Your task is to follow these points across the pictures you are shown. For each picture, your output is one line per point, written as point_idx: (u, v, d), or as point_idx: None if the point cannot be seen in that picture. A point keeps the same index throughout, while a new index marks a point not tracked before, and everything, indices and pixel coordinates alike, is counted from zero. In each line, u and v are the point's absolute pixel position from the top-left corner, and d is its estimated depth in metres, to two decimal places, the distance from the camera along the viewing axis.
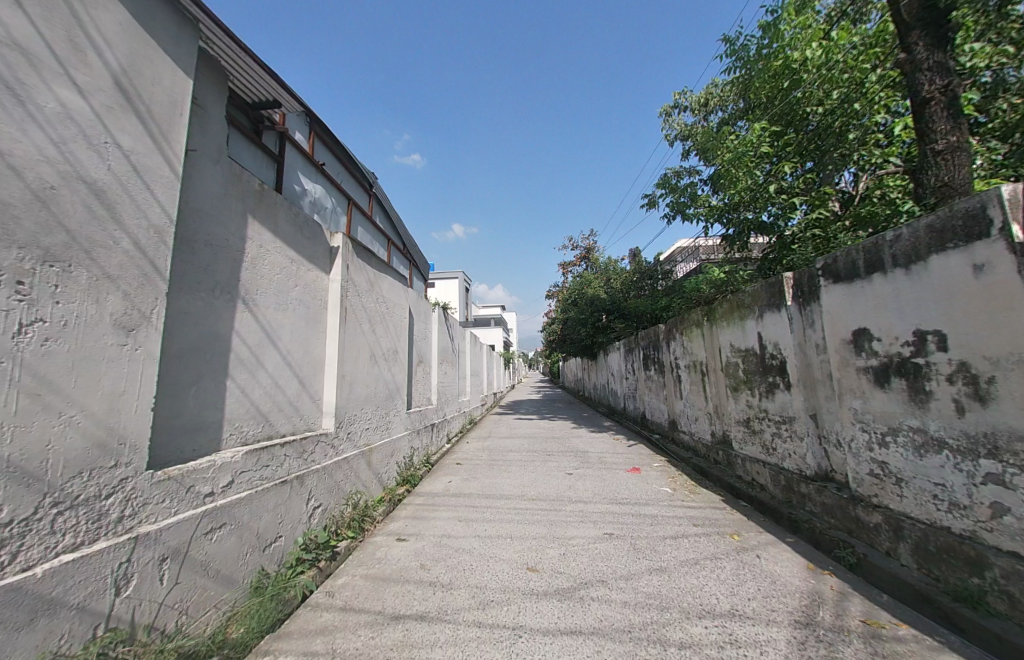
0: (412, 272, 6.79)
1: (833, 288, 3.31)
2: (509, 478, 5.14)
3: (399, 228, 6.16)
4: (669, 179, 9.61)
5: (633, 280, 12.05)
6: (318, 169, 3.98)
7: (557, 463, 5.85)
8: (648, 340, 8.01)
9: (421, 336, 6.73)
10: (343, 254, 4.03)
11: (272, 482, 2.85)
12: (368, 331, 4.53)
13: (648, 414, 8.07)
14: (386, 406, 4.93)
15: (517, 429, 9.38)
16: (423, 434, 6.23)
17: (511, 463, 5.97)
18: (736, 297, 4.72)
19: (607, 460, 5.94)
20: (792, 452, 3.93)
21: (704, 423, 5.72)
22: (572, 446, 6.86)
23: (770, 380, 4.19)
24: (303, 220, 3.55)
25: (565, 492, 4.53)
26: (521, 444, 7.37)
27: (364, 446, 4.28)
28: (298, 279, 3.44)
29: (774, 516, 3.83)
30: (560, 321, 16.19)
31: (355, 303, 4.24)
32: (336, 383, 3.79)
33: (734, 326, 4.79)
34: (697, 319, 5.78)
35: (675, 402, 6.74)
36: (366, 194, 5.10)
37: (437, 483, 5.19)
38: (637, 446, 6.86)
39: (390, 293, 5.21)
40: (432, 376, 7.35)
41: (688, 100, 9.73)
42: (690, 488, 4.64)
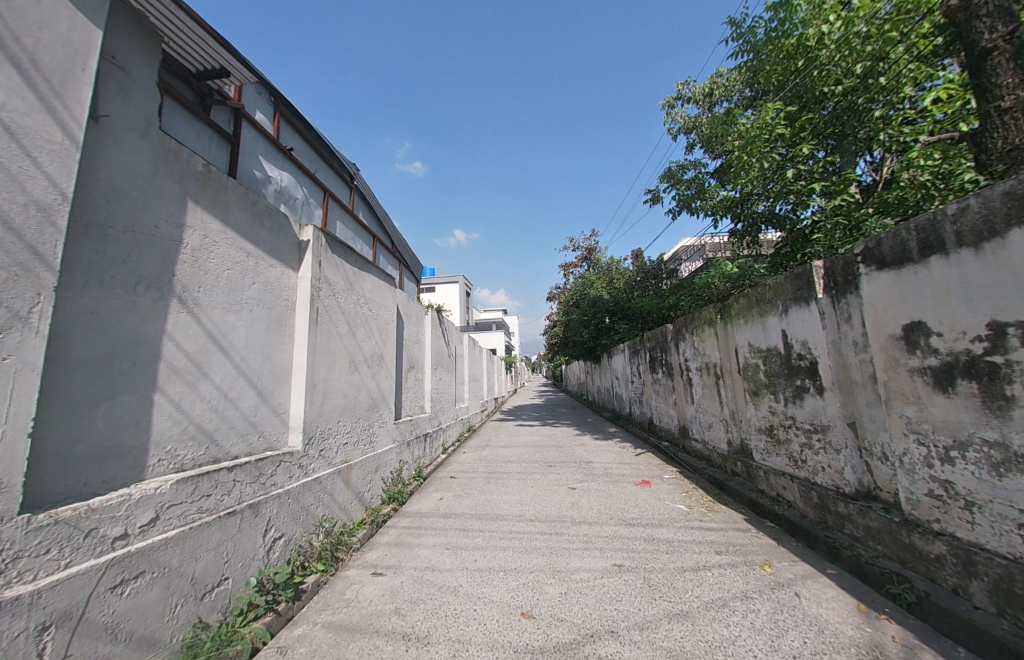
0: (402, 273, 6.38)
1: (877, 276, 2.83)
2: (506, 495, 4.66)
3: (387, 225, 5.76)
4: (673, 172, 9.17)
5: (637, 279, 11.56)
6: (286, 154, 3.56)
7: (559, 476, 5.34)
8: (655, 341, 7.52)
9: (412, 340, 6.28)
10: (316, 249, 3.59)
11: (215, 515, 2.41)
12: (348, 336, 4.07)
13: (656, 420, 7.56)
14: (370, 417, 4.48)
15: (517, 436, 8.89)
16: (414, 445, 5.76)
17: (509, 476, 5.48)
18: (755, 291, 4.24)
19: (614, 472, 5.42)
20: (827, 466, 3.43)
21: (720, 431, 5.21)
22: (575, 456, 6.35)
23: (797, 383, 3.70)
24: (263, 209, 3.11)
25: (568, 512, 4.02)
26: (520, 454, 6.87)
27: (341, 463, 3.82)
28: (256, 275, 3.00)
29: (807, 540, 3.32)
30: (562, 323, 15.69)
31: (331, 305, 3.79)
32: (305, 395, 3.33)
33: (753, 324, 4.31)
34: (710, 318, 5.30)
35: (686, 407, 6.23)
36: (347, 186, 4.70)
37: (426, 501, 4.71)
38: (646, 455, 6.35)
39: (374, 294, 4.76)
40: (426, 382, 6.89)
41: (692, 90, 9.31)
42: (708, 505, 4.12)
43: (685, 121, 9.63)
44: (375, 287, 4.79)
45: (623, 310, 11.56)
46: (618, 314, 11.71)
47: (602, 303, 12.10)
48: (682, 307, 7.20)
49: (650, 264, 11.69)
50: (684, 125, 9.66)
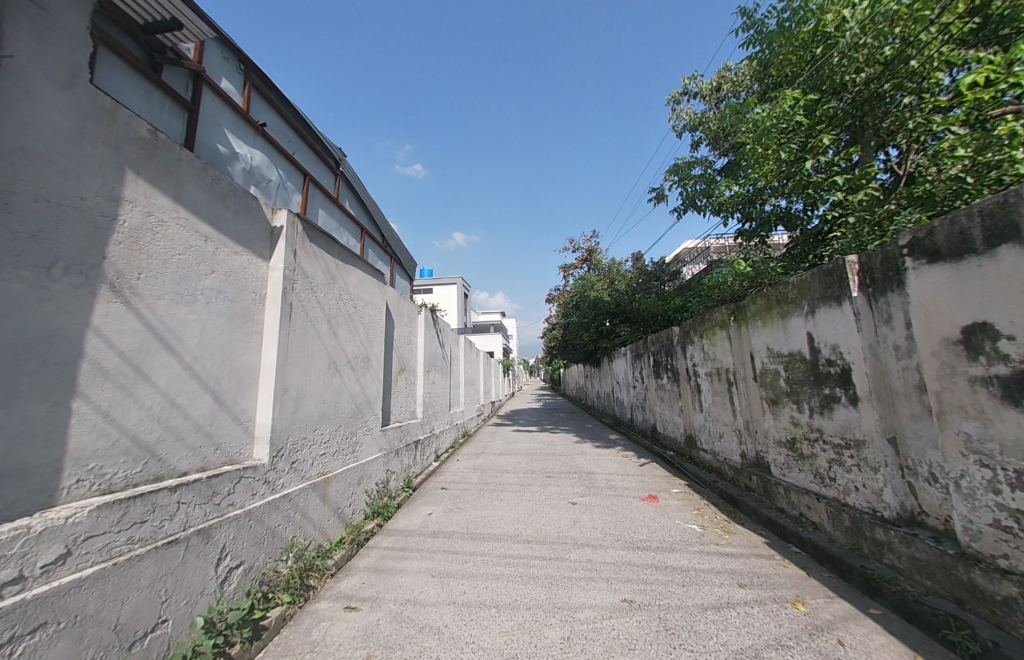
0: (393, 269, 6.01)
1: (929, 270, 2.46)
2: (501, 511, 4.25)
3: (377, 218, 5.40)
4: (679, 170, 8.85)
5: (639, 281, 11.21)
6: (258, 130, 3.19)
7: (559, 489, 4.95)
8: (660, 345, 7.14)
9: (403, 340, 5.89)
10: (291, 237, 3.21)
11: (150, 544, 2.01)
12: (329, 335, 3.69)
13: (660, 428, 7.17)
14: (353, 424, 4.08)
15: (513, 443, 8.49)
16: (403, 453, 5.36)
17: (504, 488, 5.08)
18: (776, 290, 3.88)
19: (617, 485, 5.03)
20: (861, 485, 3.05)
21: (732, 441, 4.83)
22: (576, 466, 5.96)
23: (826, 392, 3.32)
24: (227, 188, 2.72)
25: (569, 532, 3.63)
26: (517, 463, 6.47)
27: (318, 476, 3.43)
28: (215, 262, 2.61)
29: (840, 570, 2.93)
30: (561, 326, 15.31)
31: (309, 300, 3.40)
32: (274, 401, 2.93)
33: (773, 327, 3.93)
34: (722, 320, 4.93)
35: (693, 415, 5.85)
36: (332, 172, 4.34)
37: (413, 517, 4.30)
38: (651, 466, 5.96)
39: (361, 290, 4.37)
40: (418, 386, 6.49)
41: (698, 86, 8.99)
42: (723, 525, 3.74)
43: (690, 118, 9.33)
44: (362, 282, 4.41)
45: (625, 312, 11.19)
46: (619, 316, 11.35)
47: (602, 305, 11.73)
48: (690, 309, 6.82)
49: (653, 265, 11.34)
50: (690, 123, 9.36)
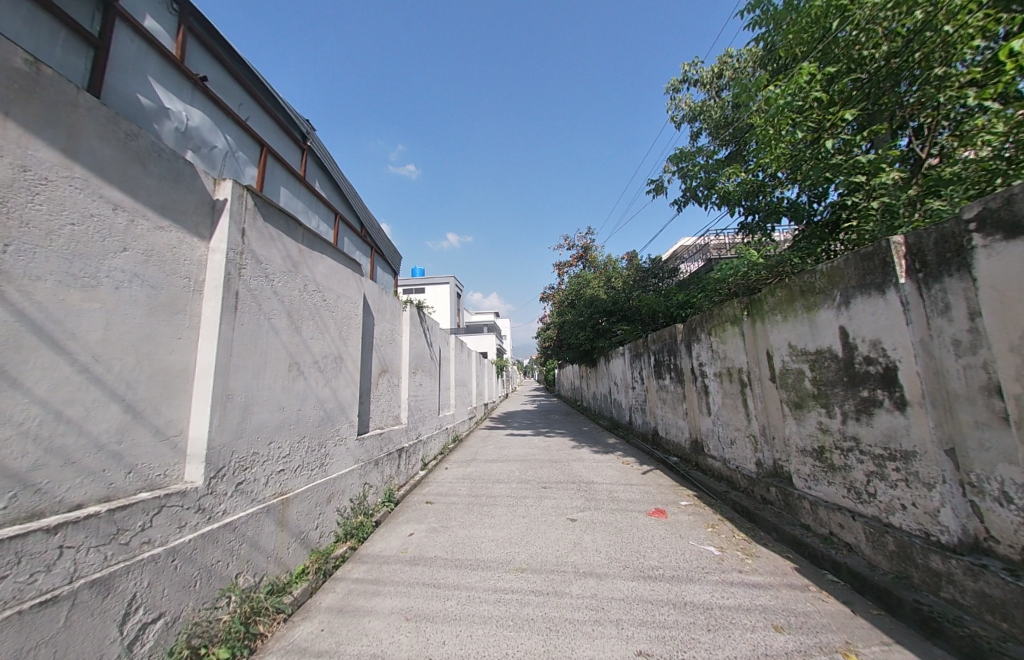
0: (374, 261, 5.48)
1: (1006, 248, 2.03)
2: (491, 530, 3.76)
3: (354, 204, 4.87)
4: (679, 161, 8.45)
5: (637, 277, 10.78)
6: (197, 85, 2.67)
7: (556, 501, 4.47)
8: (661, 343, 6.69)
9: (384, 339, 5.37)
10: (238, 213, 2.69)
11: (12, 609, 1.48)
12: (291, 331, 3.17)
13: (663, 431, 6.72)
14: (321, 434, 3.56)
15: (506, 449, 7.99)
16: (384, 463, 4.85)
17: (496, 501, 4.58)
18: (800, 280, 3.43)
19: (619, 496, 4.56)
20: (908, 504, 2.61)
21: (745, 448, 4.39)
22: (573, 474, 5.48)
23: (863, 395, 2.88)
24: (147, 147, 2.20)
25: (568, 558, 3.14)
26: (510, 471, 5.98)
27: (273, 496, 2.91)
28: (129, 238, 2.09)
29: (888, 605, 2.48)
30: (556, 325, 14.85)
31: (263, 289, 2.89)
32: (212, 410, 2.41)
33: (797, 321, 3.49)
34: (734, 316, 4.49)
35: (700, 419, 5.41)
36: (299, 147, 3.81)
37: (392, 538, 3.78)
38: (654, 474, 5.50)
39: (332, 280, 3.85)
40: (402, 389, 5.96)
41: (699, 72, 8.58)
42: (745, 546, 3.28)
43: (690, 108, 8.93)
44: (334, 272, 3.89)
45: (622, 310, 10.75)
46: (616, 315, 10.91)
47: (599, 302, 11.28)
48: (695, 305, 6.38)
49: (651, 261, 10.93)
50: (689, 112, 8.95)
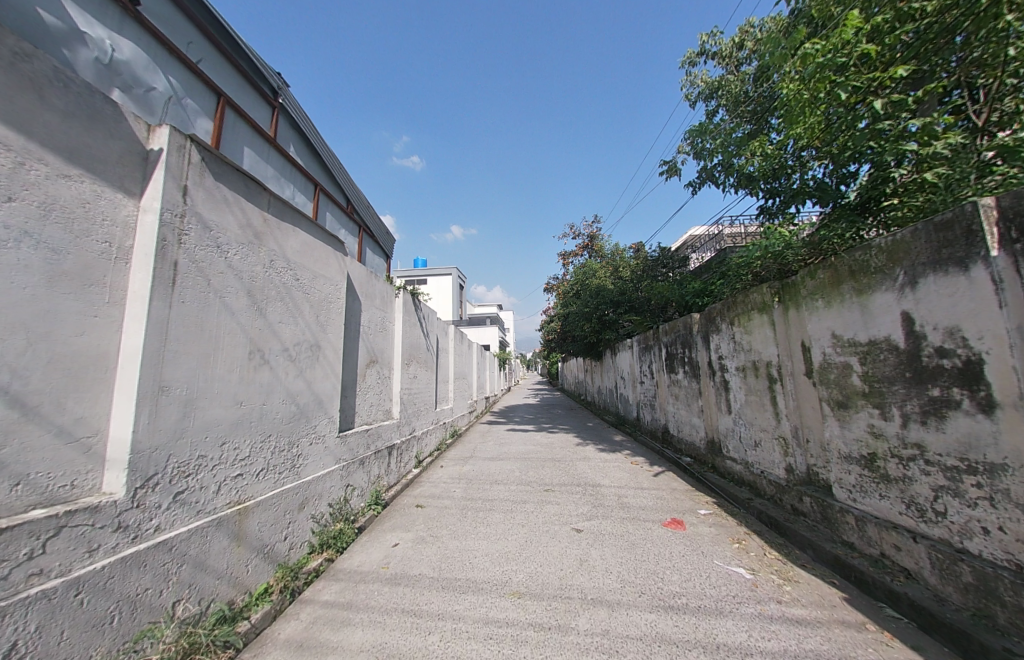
0: (362, 241, 4.99)
1: None
2: (486, 542, 3.31)
3: (338, 176, 4.38)
4: (694, 140, 7.87)
5: (647, 266, 10.23)
6: (127, 10, 2.18)
7: (560, 507, 4.01)
8: (674, 335, 6.18)
9: (373, 327, 4.90)
10: (179, 167, 2.21)
11: None
12: (253, 313, 2.71)
13: (675, 429, 6.23)
14: (293, 432, 3.12)
15: (507, 445, 7.55)
16: (371, 462, 4.42)
17: (493, 505, 4.13)
18: (850, 258, 2.91)
19: (630, 502, 4.09)
20: (993, 528, 2.13)
21: (773, 451, 3.91)
22: (579, 475, 5.02)
23: (933, 394, 2.38)
24: (43, 71, 1.71)
25: (574, 580, 2.68)
26: (510, 470, 5.53)
27: (227, 506, 2.47)
28: (16, 186, 1.62)
29: (968, 653, 2.01)
30: (560, 316, 14.33)
31: (215, 262, 2.42)
32: (139, 406, 1.96)
33: (845, 307, 2.98)
34: (763, 303, 3.97)
35: (718, 417, 4.92)
36: (268, 104, 3.32)
37: (374, 549, 3.35)
38: (667, 476, 5.03)
39: (308, 257, 3.38)
40: (394, 381, 5.52)
41: (717, 44, 7.95)
42: (780, 569, 2.82)
43: (706, 84, 8.30)
44: (310, 249, 3.42)
45: (630, 301, 10.22)
46: (624, 306, 10.38)
47: (605, 293, 10.75)
48: (713, 293, 5.85)
49: (661, 250, 10.37)
50: (706, 89, 8.33)
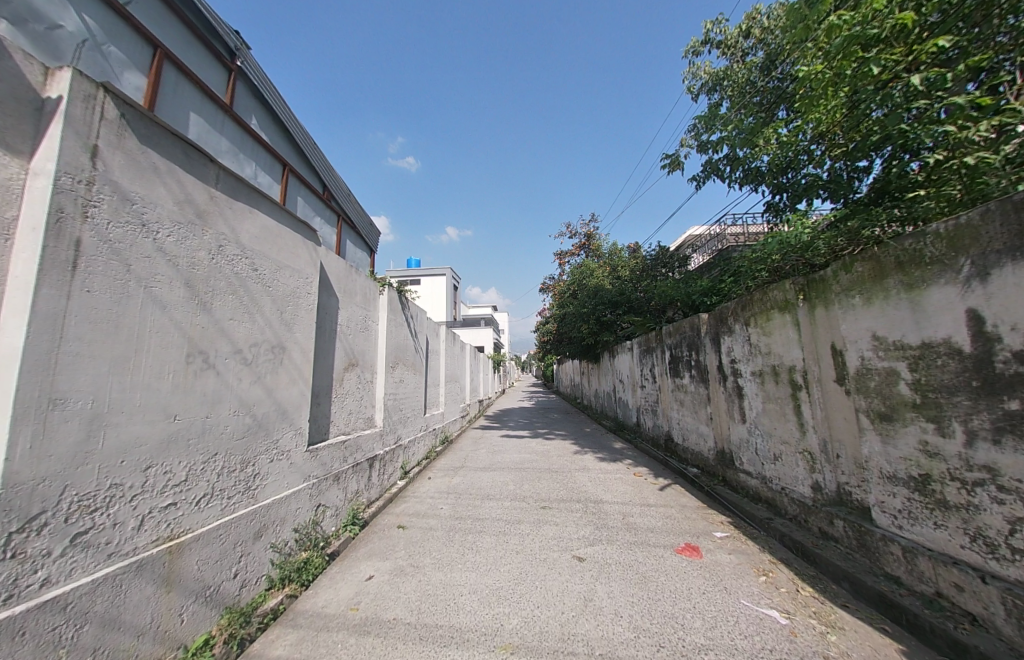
0: (341, 231, 4.54)
1: None
2: (474, 575, 2.85)
3: (312, 158, 3.92)
4: (697, 133, 7.50)
5: (644, 267, 9.98)
6: None
7: (558, 528, 3.56)
8: (679, 336, 5.77)
9: (353, 326, 4.44)
10: (87, 122, 1.74)
11: None
12: (193, 308, 2.25)
13: (680, 438, 5.81)
14: (247, 449, 2.65)
15: (500, 453, 7.09)
16: (348, 477, 3.95)
17: (484, 527, 3.68)
18: (898, 247, 2.52)
19: (637, 522, 3.66)
20: None
21: (797, 466, 3.50)
22: (579, 489, 4.58)
23: (1011, 409, 1.98)
24: None
25: (577, 629, 2.23)
26: (504, 483, 5.08)
27: (152, 544, 2.00)
28: None
29: None
30: (556, 317, 13.91)
31: (139, 245, 1.95)
32: (16, 425, 1.48)
33: (890, 304, 2.58)
34: (785, 301, 3.56)
35: (730, 425, 4.51)
36: (225, 68, 2.85)
37: (344, 583, 2.88)
38: (675, 490, 4.61)
39: (270, 245, 2.92)
40: (377, 386, 5.05)
41: (723, 32, 7.59)
42: (820, 611, 2.40)
43: (709, 74, 7.94)
44: (273, 235, 2.96)
45: (628, 301, 9.81)
46: (623, 307, 9.97)
47: (604, 293, 10.35)
48: (722, 291, 5.45)
49: (661, 248, 9.99)
50: (708, 80, 7.97)
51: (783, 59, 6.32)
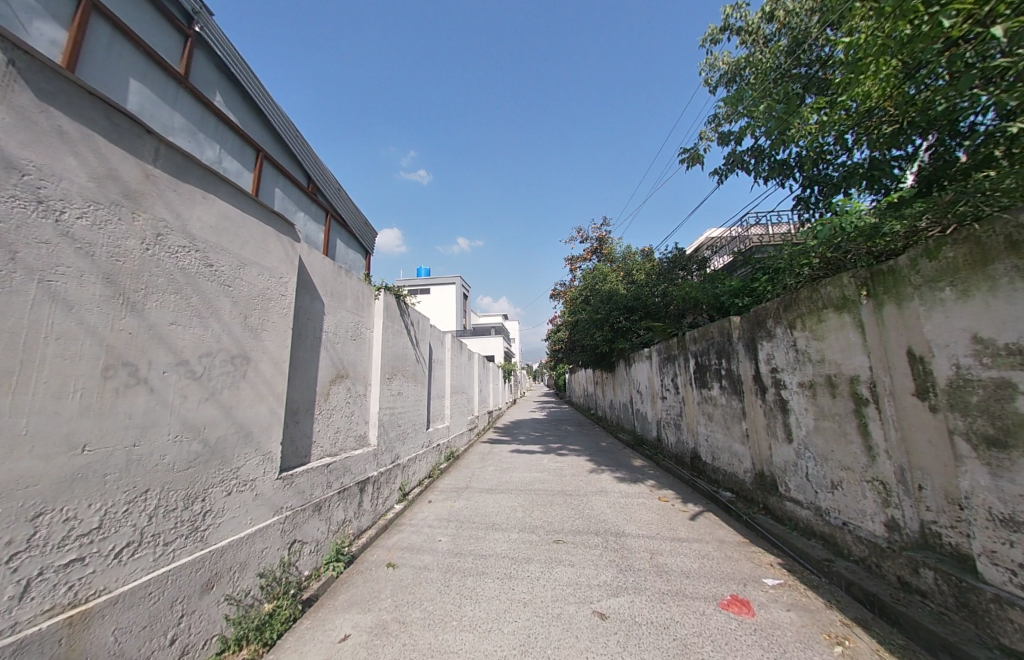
0: (330, 229, 4.14)
1: None
2: (470, 637, 2.29)
3: (292, 146, 3.55)
4: (717, 125, 6.98)
5: (662, 270, 9.39)
6: None
7: (575, 570, 2.99)
8: (706, 343, 5.18)
9: (342, 333, 3.99)
10: None
11: None
12: (114, 308, 1.81)
13: (710, 457, 5.17)
14: (193, 482, 2.19)
15: (509, 471, 6.52)
16: (331, 505, 3.45)
17: (486, 567, 3.12)
18: (1010, 222, 1.95)
19: (668, 563, 3.06)
20: None
21: (862, 497, 2.88)
22: (597, 519, 3.99)
23: None
24: None
25: None
26: (512, 508, 4.51)
27: (41, 617, 1.51)
28: None
29: None
30: (567, 325, 13.35)
31: (29, 226, 1.53)
32: None
33: (999, 297, 2.00)
34: (842, 299, 2.99)
35: (772, 445, 3.88)
36: (180, 33, 2.49)
37: (312, 644, 2.36)
38: (708, 519, 3.99)
39: (230, 237, 2.50)
40: (372, 399, 4.58)
41: (743, 18, 7.12)
42: None
43: (728, 64, 7.45)
44: (235, 226, 2.54)
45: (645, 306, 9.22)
46: (639, 312, 9.38)
47: (618, 298, 9.79)
48: (754, 291, 4.87)
49: (679, 250, 9.41)
50: (727, 71, 7.47)
51: (813, 40, 5.80)
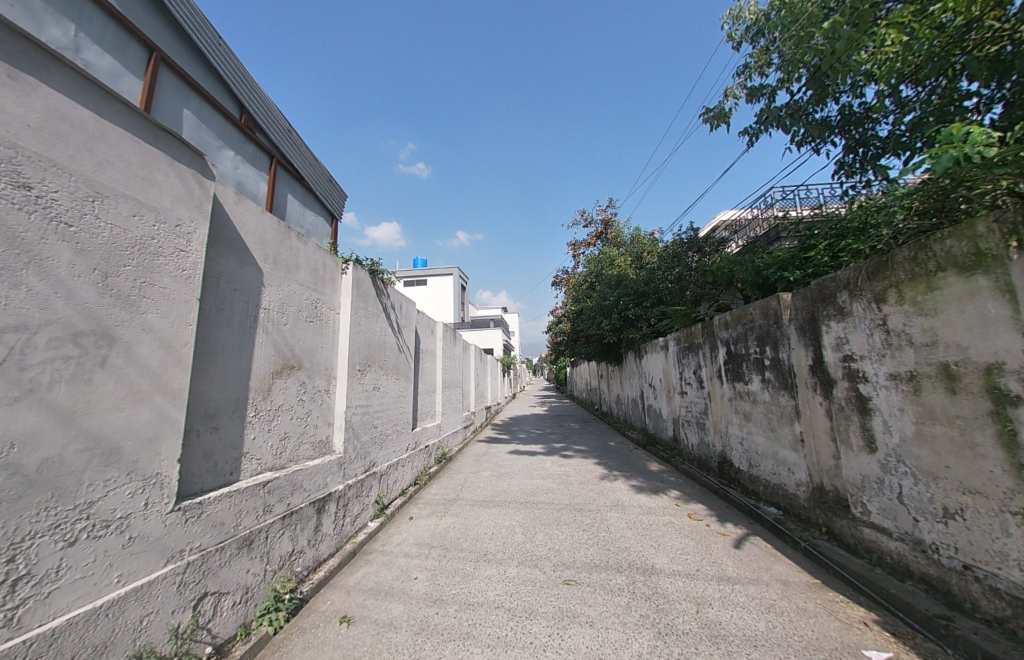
0: (276, 178, 3.49)
1: None
2: None
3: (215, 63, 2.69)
4: (745, 79, 6.04)
5: (676, 252, 8.51)
6: None
7: (595, 633, 2.13)
8: (742, 328, 4.33)
9: (292, 312, 3.13)
10: None
11: None
12: None
13: (747, 463, 4.32)
14: None
15: (507, 478, 5.67)
16: (268, 538, 2.59)
17: (474, 627, 2.28)
18: None
19: (723, 621, 2.22)
20: None
21: (1003, 535, 2.02)
22: (617, 548, 3.14)
23: None
24: None
25: None
26: (509, 529, 3.66)
27: None
28: None
29: None
30: (571, 315, 12.48)
31: None
32: None
33: None
34: (974, 255, 2.10)
35: (842, 453, 3.03)
36: None
37: None
38: (757, 547, 3.15)
39: (69, 151, 1.61)
40: (337, 396, 3.73)
41: None
42: None
43: (753, 13, 6.47)
44: (83, 136, 1.66)
45: (657, 291, 8.50)
46: (650, 299, 8.59)
47: (627, 283, 8.89)
48: (811, 263, 4.01)
49: (695, 230, 8.54)
50: (753, 21, 6.50)
51: None
